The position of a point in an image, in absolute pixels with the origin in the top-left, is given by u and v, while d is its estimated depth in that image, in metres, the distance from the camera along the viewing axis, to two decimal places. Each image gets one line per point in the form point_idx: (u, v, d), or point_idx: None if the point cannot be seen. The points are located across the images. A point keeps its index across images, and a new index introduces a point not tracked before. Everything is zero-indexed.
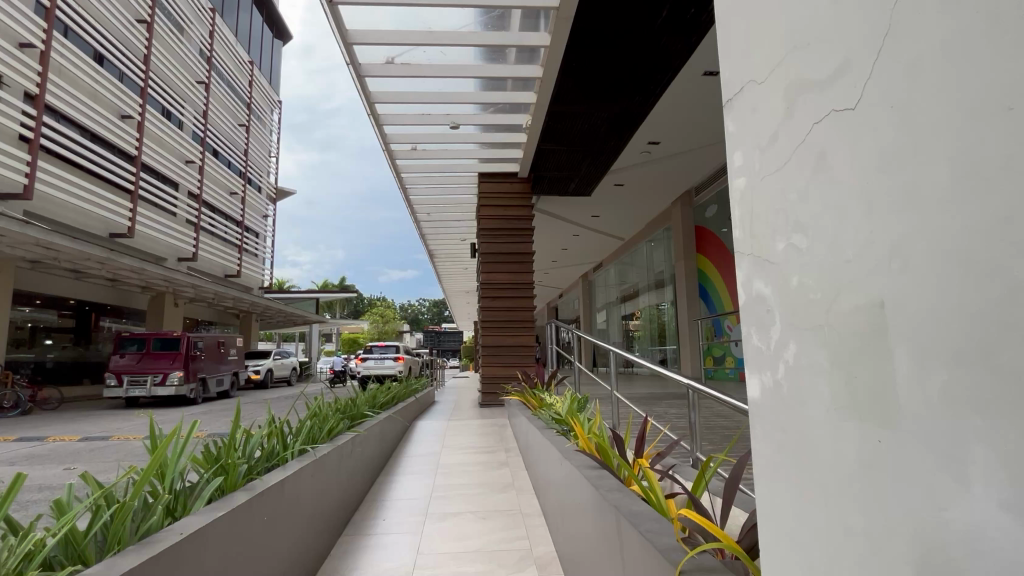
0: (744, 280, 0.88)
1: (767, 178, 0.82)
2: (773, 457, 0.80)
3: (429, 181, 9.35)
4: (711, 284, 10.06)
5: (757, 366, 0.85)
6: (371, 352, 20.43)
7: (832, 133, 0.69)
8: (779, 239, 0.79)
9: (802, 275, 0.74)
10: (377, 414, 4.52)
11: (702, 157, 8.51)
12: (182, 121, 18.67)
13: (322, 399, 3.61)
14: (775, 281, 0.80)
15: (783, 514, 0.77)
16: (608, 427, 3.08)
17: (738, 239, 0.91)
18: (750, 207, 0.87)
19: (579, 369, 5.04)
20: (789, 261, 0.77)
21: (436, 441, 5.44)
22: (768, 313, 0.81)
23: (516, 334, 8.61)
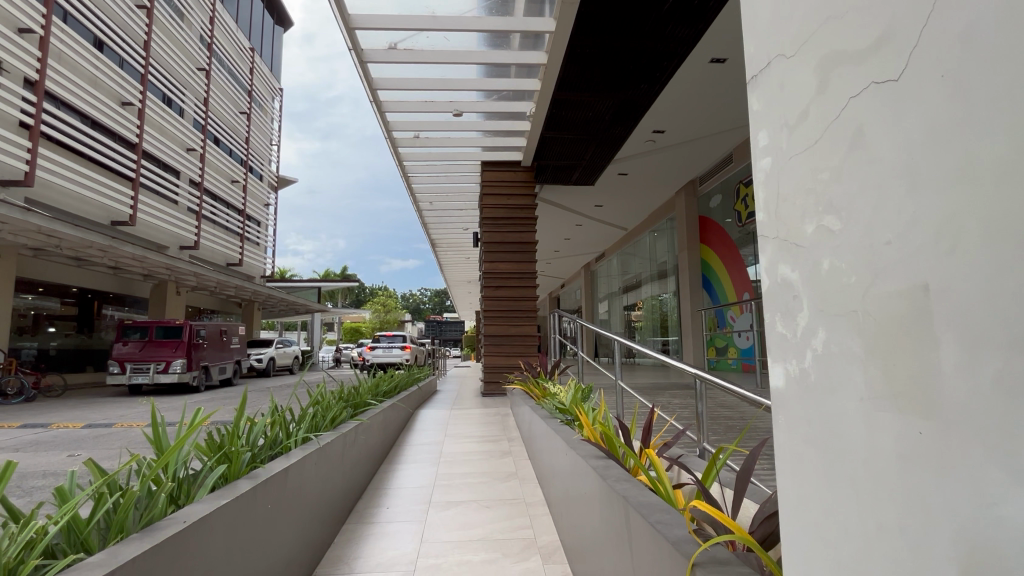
0: (768, 265, 0.85)
1: (795, 158, 0.79)
2: (799, 448, 0.77)
3: (431, 170, 9.29)
4: (714, 275, 10.00)
5: (781, 353, 0.82)
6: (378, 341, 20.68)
7: (871, 107, 0.66)
8: (809, 222, 0.76)
9: (833, 259, 0.71)
10: (380, 402, 4.51)
11: (707, 146, 8.43)
12: (183, 108, 18.56)
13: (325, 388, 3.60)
14: (802, 267, 0.77)
15: (810, 505, 0.74)
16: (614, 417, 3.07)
17: (762, 223, 0.88)
18: (775, 191, 0.84)
19: (582, 359, 5.02)
20: (820, 244, 0.74)
21: (438, 430, 5.44)
22: (794, 299, 0.78)
23: (519, 324, 8.59)
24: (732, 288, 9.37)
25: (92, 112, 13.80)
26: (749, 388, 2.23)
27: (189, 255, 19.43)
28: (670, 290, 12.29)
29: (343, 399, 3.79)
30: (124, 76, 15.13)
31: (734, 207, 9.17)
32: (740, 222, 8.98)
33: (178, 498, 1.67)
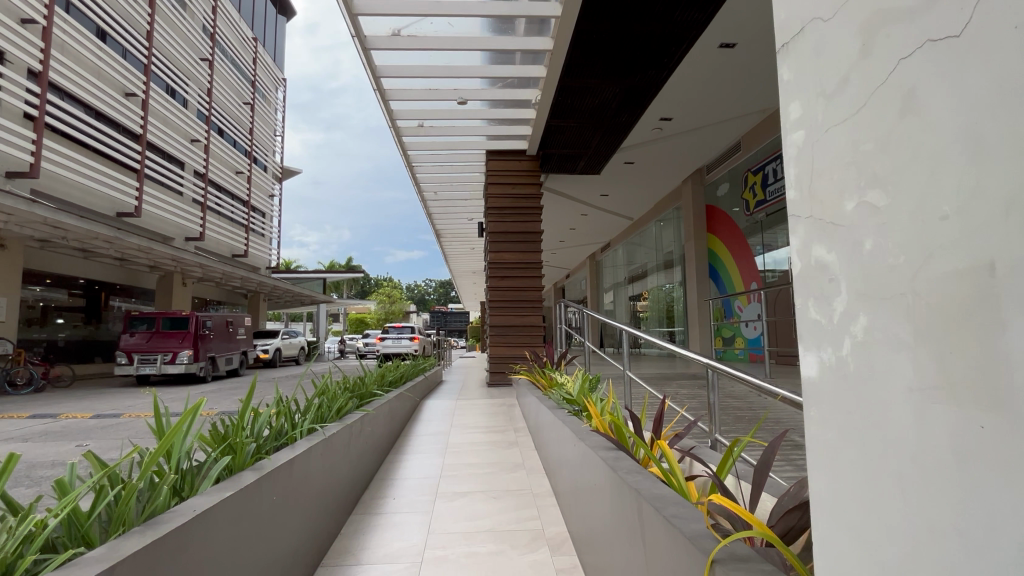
0: (800, 245, 0.80)
1: (832, 130, 0.75)
2: (834, 441, 0.73)
3: (435, 159, 9.22)
4: (721, 265, 9.89)
5: (815, 341, 0.77)
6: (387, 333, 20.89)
7: (927, 68, 0.61)
8: (850, 198, 0.71)
9: (878, 238, 0.66)
10: (386, 393, 4.50)
11: (715, 134, 8.32)
12: (187, 99, 18.52)
13: (331, 378, 3.58)
14: (842, 247, 0.72)
15: (847, 502, 0.70)
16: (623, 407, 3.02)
17: (793, 202, 0.83)
18: (809, 165, 0.79)
19: (588, 349, 4.97)
20: (862, 222, 0.69)
21: (444, 420, 5.43)
22: (832, 283, 0.74)
23: (524, 314, 8.55)
24: (740, 278, 9.27)
25: (95, 103, 13.78)
26: (762, 376, 2.18)
27: (195, 246, 19.47)
28: (677, 280, 12.20)
29: (349, 389, 3.77)
30: (127, 67, 15.08)
31: (742, 196, 9.07)
32: (748, 211, 8.88)
33: (181, 489, 1.63)
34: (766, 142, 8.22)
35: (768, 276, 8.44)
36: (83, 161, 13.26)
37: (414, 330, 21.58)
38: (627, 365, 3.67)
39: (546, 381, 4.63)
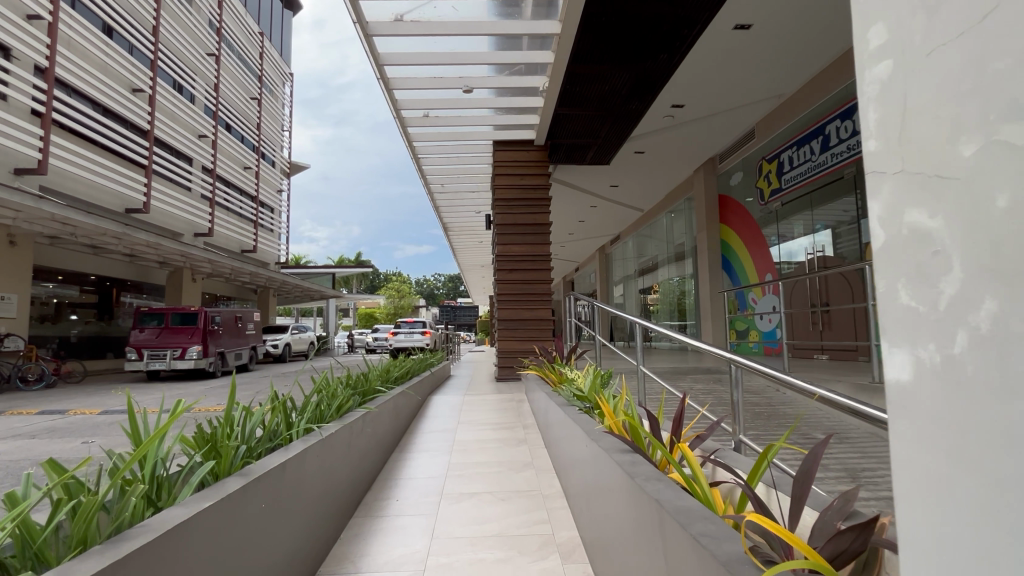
0: (892, 207, 0.71)
1: (936, 53, 0.66)
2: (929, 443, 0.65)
3: (442, 151, 9.06)
4: (734, 257, 9.63)
5: (908, 337, 0.68)
6: (401, 327, 21.25)
7: None
8: (964, 142, 0.62)
9: (1010, 195, 0.57)
10: (390, 389, 4.36)
11: (728, 121, 8.07)
12: (194, 94, 18.50)
13: (331, 376, 3.44)
14: (951, 208, 0.63)
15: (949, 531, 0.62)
16: (636, 404, 2.86)
17: (875, 150, 0.75)
18: (901, 101, 0.71)
19: (598, 343, 4.79)
20: (980, 171, 0.60)
21: (451, 416, 5.30)
22: (934, 254, 0.65)
23: (534, 308, 8.38)
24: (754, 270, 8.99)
25: (103, 99, 13.76)
26: (788, 372, 2.00)
27: (204, 242, 19.49)
28: (688, 273, 11.98)
29: (351, 386, 3.63)
30: (134, 62, 15.05)
31: (756, 185, 8.82)
32: (763, 200, 8.62)
33: (157, 499, 1.49)
34: (781, 129, 7.96)
35: (784, 267, 8.19)
36: (91, 157, 13.24)
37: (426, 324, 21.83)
38: (640, 358, 3.50)
39: (556, 376, 4.46)
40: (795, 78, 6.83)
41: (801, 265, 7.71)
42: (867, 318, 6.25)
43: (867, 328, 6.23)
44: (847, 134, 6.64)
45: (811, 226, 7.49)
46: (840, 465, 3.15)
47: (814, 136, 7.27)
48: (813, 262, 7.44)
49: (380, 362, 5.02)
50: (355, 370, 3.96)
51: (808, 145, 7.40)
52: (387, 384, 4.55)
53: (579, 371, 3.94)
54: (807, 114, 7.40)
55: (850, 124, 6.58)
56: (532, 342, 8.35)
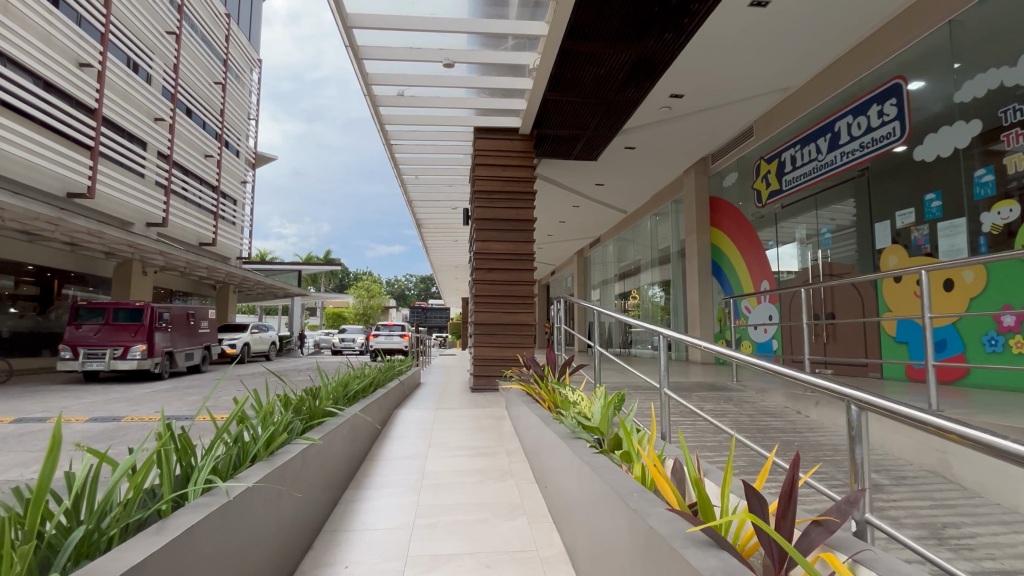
0: None
1: None
2: None
3: (417, 136, 8.27)
4: (726, 262, 9.04)
5: None
6: (380, 329, 20.73)
7: None
8: None
9: None
10: (347, 408, 3.57)
11: (727, 116, 7.53)
12: (151, 75, 17.19)
13: (257, 398, 2.62)
14: None
15: None
16: (671, 447, 2.13)
17: None
18: None
19: (598, 355, 4.01)
20: None
21: (419, 438, 4.51)
22: None
23: (513, 312, 7.64)
24: (748, 279, 8.43)
25: (43, 72, 12.43)
26: (980, 427, 1.06)
27: (157, 233, 18.11)
28: (673, 278, 11.43)
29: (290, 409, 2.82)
30: (83, 35, 13.74)
31: (753, 186, 8.31)
32: (760, 202, 8.11)
33: None
34: (783, 126, 7.47)
35: (783, 275, 7.62)
36: (27, 134, 11.96)
37: (405, 327, 21.26)
38: (664, 367, 2.66)
39: (548, 397, 3.71)
40: (803, 70, 6.33)
41: (803, 273, 7.16)
42: (880, 331, 5.74)
43: (880, 342, 5.71)
44: (860, 130, 6.13)
45: (815, 230, 6.94)
46: (914, 518, 2.48)
47: (821, 133, 6.74)
48: (815, 270, 6.92)
49: (335, 373, 4.21)
50: (300, 388, 3.14)
51: (813, 144, 6.90)
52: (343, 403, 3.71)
53: (581, 393, 3.21)
54: (811, 111, 6.93)
55: (864, 119, 6.07)
56: (510, 350, 7.62)
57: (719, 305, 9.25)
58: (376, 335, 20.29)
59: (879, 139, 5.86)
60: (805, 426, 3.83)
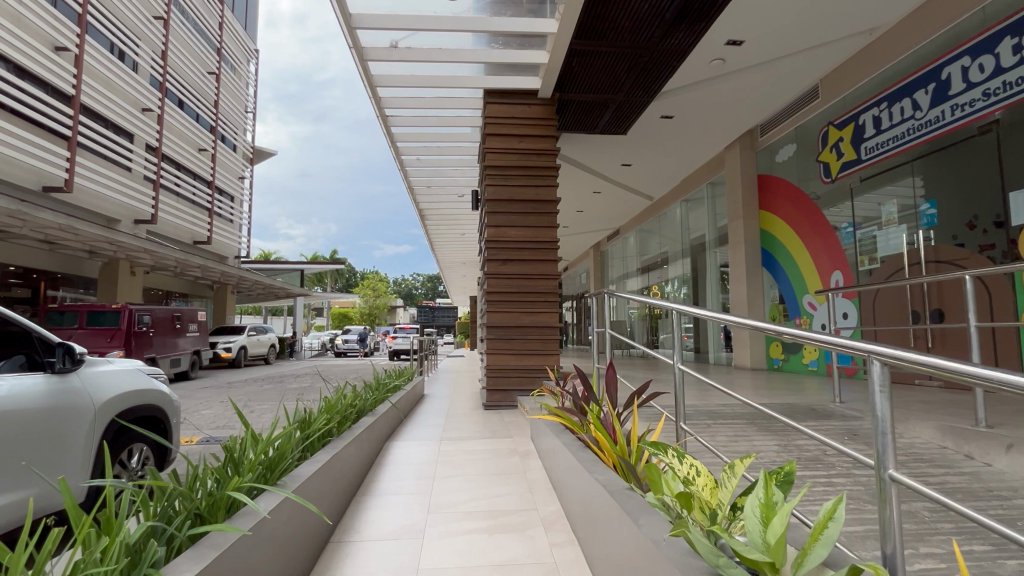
0: None
1: None
2: None
3: (414, 104, 6.96)
4: (780, 251, 7.67)
5: None
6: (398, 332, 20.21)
7: None
8: None
9: None
10: (298, 471, 2.28)
11: (794, 70, 6.19)
12: (138, 63, 15.91)
13: (74, 506, 1.34)
14: None
15: None
16: None
17: None
18: None
19: (679, 374, 2.66)
20: None
21: (416, 485, 3.24)
22: None
23: (535, 311, 6.34)
24: (812, 269, 7.06)
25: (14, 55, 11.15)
26: None
27: (146, 231, 16.94)
28: (710, 269, 10.08)
29: (153, 518, 1.51)
30: (59, 16, 12.47)
31: (818, 158, 6.94)
32: (827, 176, 6.77)
33: None
34: (862, 82, 6.12)
35: (861, 265, 6.25)
36: None
37: (420, 330, 20.81)
38: (884, 418, 1.32)
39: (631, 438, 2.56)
40: None
41: (891, 262, 5.80)
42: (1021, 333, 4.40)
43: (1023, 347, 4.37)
44: (983, 74, 4.79)
45: (912, 204, 5.59)
46: None
47: (921, 83, 5.39)
48: (911, 256, 5.56)
49: (292, 412, 2.91)
50: (201, 461, 1.84)
51: (907, 99, 5.56)
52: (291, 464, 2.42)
53: (678, 462, 1.70)
54: (907, 59, 5.57)
55: (989, 59, 4.72)
56: (532, 357, 6.29)
57: (771, 300, 7.90)
58: (392, 337, 19.38)
59: (1013, 82, 4.51)
60: (1004, 487, 2.48)
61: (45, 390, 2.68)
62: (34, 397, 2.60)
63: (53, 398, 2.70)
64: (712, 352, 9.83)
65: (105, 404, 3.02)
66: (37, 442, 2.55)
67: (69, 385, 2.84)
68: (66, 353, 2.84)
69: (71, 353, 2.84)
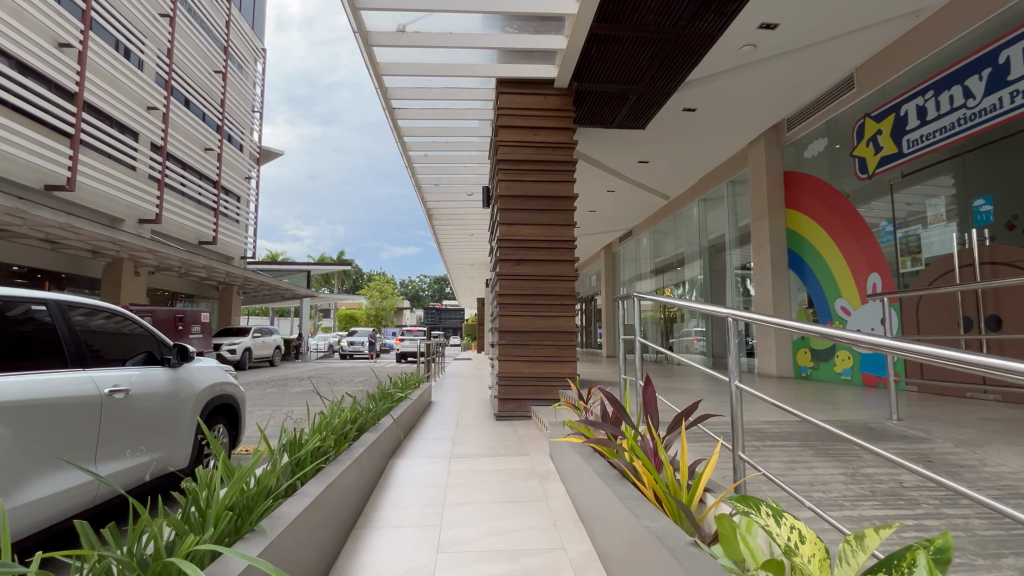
0: None
1: None
2: None
3: (424, 95, 6.60)
4: (809, 252, 7.23)
5: None
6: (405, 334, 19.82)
7: None
8: None
9: None
10: (284, 513, 1.87)
11: (831, 56, 5.75)
12: (143, 60, 15.56)
13: None
14: None
15: None
16: None
17: None
18: None
19: (736, 393, 2.24)
20: None
21: (422, 513, 2.84)
22: None
23: (550, 315, 5.93)
24: (845, 272, 6.62)
25: (18, 52, 10.81)
26: None
27: (151, 231, 16.66)
28: (729, 271, 9.65)
29: None
30: (61, 11, 12.01)
31: (853, 153, 6.51)
32: (863, 172, 6.36)
33: None
34: (905, 69, 5.69)
35: (903, 267, 5.80)
36: None
37: (428, 332, 20.42)
38: None
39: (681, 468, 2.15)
40: None
41: (939, 264, 5.37)
42: None
43: None
44: None
45: (965, 201, 5.15)
46: None
47: (974, 68, 4.98)
48: (962, 258, 5.12)
49: (281, 434, 2.51)
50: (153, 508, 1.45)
51: (958, 87, 5.14)
52: (271, 500, 2.01)
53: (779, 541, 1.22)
54: (961, 42, 5.12)
55: None
56: (545, 364, 5.89)
57: (799, 304, 7.45)
58: (400, 339, 19.01)
59: None
60: None
61: (164, 379, 3.50)
62: (158, 383, 3.42)
63: (168, 386, 3.51)
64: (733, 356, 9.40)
65: (200, 393, 3.84)
66: (160, 417, 3.36)
67: (179, 376, 3.68)
68: (179, 352, 3.74)
69: (184, 351, 3.76)
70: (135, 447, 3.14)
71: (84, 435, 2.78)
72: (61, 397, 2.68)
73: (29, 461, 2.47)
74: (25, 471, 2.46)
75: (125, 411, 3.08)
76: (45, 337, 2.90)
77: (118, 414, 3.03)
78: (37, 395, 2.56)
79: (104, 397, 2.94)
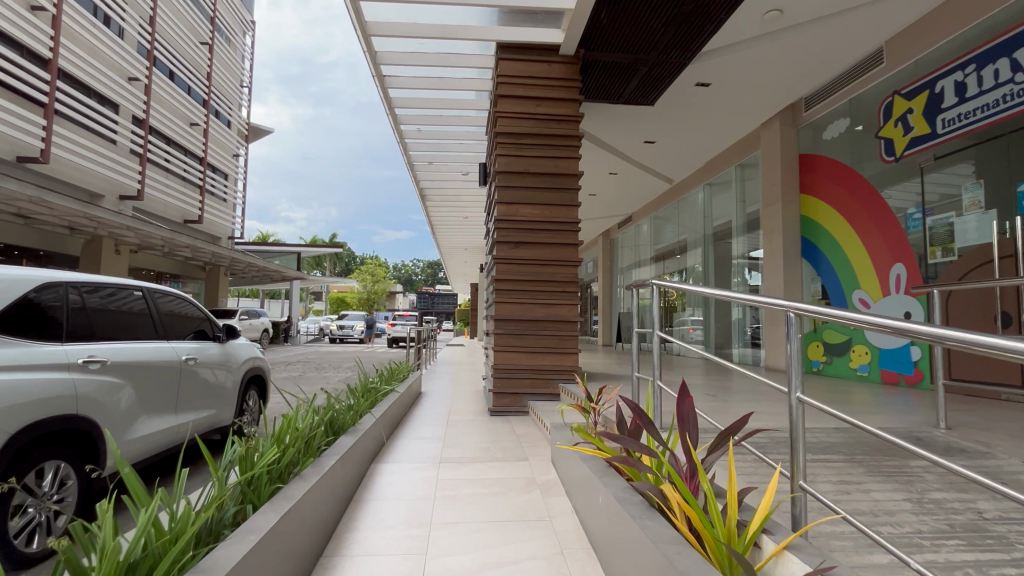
0: None
1: None
2: None
3: (417, 61, 6.06)
4: (825, 240, 6.80)
5: None
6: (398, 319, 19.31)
7: None
8: None
9: None
10: (218, 563, 1.42)
11: (862, 24, 5.25)
12: (124, 28, 14.55)
13: None
14: None
15: None
16: None
17: None
18: None
19: (796, 407, 1.82)
20: None
21: (404, 539, 2.38)
22: None
23: (551, 303, 5.49)
24: (864, 262, 6.23)
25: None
26: None
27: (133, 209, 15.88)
28: (735, 257, 9.20)
29: None
30: None
31: (877, 134, 6.07)
32: (890, 155, 5.92)
33: None
34: (944, 41, 5.20)
35: (931, 257, 5.40)
36: None
37: (420, 317, 19.89)
38: None
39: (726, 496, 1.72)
40: None
41: (973, 254, 4.97)
42: None
43: None
44: None
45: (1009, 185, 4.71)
46: None
47: None
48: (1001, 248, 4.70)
49: (232, 445, 2.06)
50: None
51: (1004, 60, 4.70)
52: (205, 541, 1.58)
53: None
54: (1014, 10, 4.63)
55: None
56: (544, 355, 5.45)
57: (813, 295, 7.04)
58: (391, 324, 18.52)
59: None
60: None
61: (220, 350, 3.94)
62: (216, 354, 3.88)
63: (223, 357, 3.95)
64: (737, 347, 9.00)
65: (244, 363, 4.26)
66: (220, 382, 3.84)
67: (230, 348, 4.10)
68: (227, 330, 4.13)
69: (230, 329, 4.14)
70: (203, 404, 3.61)
71: (167, 392, 3.24)
72: (154, 359, 3.15)
73: (139, 406, 2.97)
74: (136, 416, 2.94)
75: (196, 376, 3.54)
76: (126, 316, 3.22)
77: (190, 377, 3.50)
78: (142, 356, 3.05)
79: (182, 362, 3.42)
